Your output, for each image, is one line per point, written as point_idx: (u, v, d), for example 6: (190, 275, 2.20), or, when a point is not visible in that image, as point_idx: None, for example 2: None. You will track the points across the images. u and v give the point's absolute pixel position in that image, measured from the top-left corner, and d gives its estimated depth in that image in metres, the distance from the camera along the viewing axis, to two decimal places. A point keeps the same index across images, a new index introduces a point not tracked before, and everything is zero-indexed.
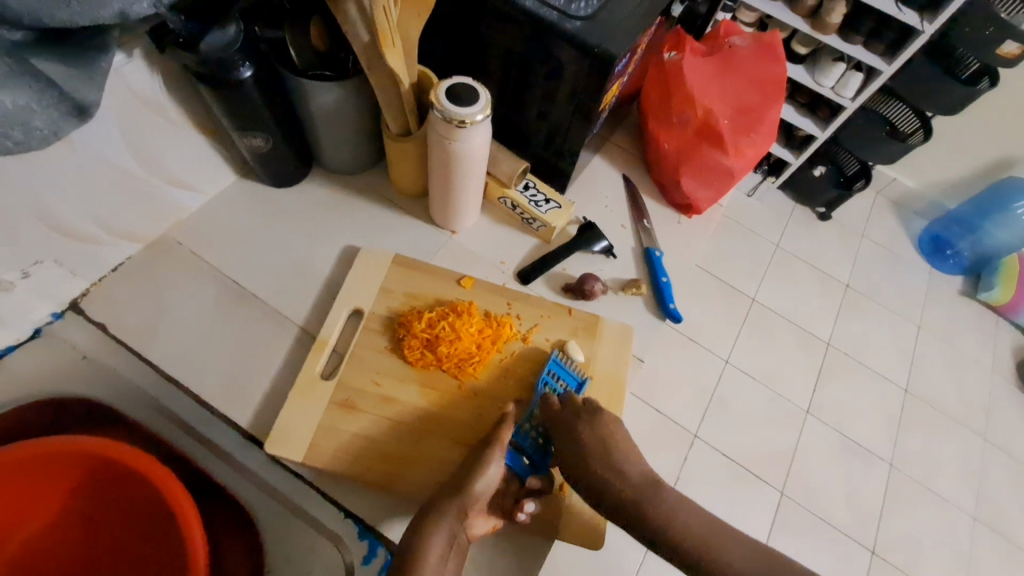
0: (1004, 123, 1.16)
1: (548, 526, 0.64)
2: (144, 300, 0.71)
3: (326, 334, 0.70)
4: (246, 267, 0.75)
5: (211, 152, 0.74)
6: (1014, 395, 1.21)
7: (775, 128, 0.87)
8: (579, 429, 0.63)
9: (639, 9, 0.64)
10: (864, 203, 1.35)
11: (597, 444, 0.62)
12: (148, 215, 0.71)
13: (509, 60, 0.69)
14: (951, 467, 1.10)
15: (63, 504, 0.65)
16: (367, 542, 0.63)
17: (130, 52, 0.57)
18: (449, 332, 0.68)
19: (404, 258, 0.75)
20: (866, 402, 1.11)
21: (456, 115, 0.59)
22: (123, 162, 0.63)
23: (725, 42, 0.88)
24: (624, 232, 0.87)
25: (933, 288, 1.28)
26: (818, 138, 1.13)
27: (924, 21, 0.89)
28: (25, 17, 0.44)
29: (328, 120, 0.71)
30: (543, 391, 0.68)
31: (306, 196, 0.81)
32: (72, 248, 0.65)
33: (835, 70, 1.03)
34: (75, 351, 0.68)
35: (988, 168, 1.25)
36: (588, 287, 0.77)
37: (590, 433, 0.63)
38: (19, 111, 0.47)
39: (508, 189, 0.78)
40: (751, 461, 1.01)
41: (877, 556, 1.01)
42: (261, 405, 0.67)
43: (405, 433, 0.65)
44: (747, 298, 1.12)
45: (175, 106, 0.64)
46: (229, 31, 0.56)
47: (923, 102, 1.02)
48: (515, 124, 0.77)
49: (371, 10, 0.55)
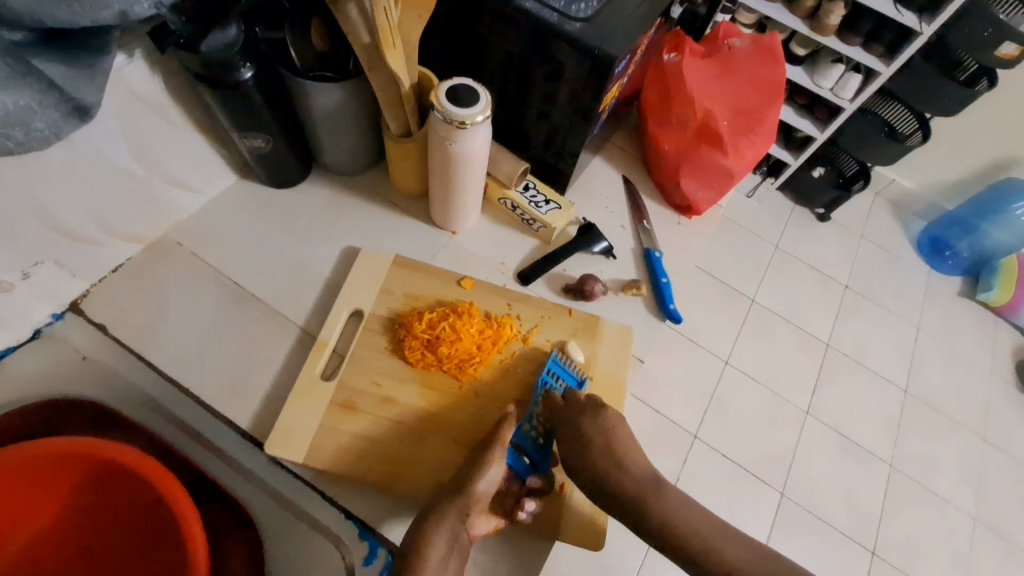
0: (1003, 124, 1.17)
1: (549, 526, 0.64)
2: (144, 301, 0.71)
3: (326, 335, 0.70)
4: (246, 268, 0.75)
5: (212, 153, 0.74)
6: (1013, 396, 1.21)
7: (774, 129, 0.88)
8: (579, 428, 0.63)
9: (639, 10, 0.65)
10: (863, 203, 1.36)
11: (596, 444, 0.62)
12: (148, 216, 0.71)
13: (509, 61, 0.69)
14: (951, 468, 1.11)
15: (62, 505, 0.64)
16: (368, 543, 0.63)
17: (131, 53, 0.57)
18: (449, 332, 0.68)
19: (405, 258, 0.75)
20: (866, 403, 1.11)
21: (457, 116, 0.59)
22: (123, 163, 0.63)
23: (724, 43, 0.88)
24: (624, 232, 0.87)
25: (932, 289, 1.28)
26: (816, 139, 1.13)
27: (922, 23, 0.89)
28: (26, 18, 0.44)
29: (328, 121, 0.71)
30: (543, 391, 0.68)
31: (306, 197, 0.81)
32: (72, 249, 0.65)
33: (833, 72, 1.03)
34: (75, 352, 0.68)
35: (987, 170, 1.25)
36: (589, 287, 0.77)
37: (589, 434, 0.63)
38: (20, 112, 0.47)
39: (508, 190, 0.78)
40: (751, 462, 1.01)
41: (877, 557, 1.01)
42: (262, 407, 0.67)
43: (405, 433, 0.65)
44: (746, 299, 1.13)
45: (175, 108, 0.65)
46: (230, 33, 0.56)
47: (921, 103, 1.02)
48: (515, 125, 0.77)
49: (371, 11, 0.55)
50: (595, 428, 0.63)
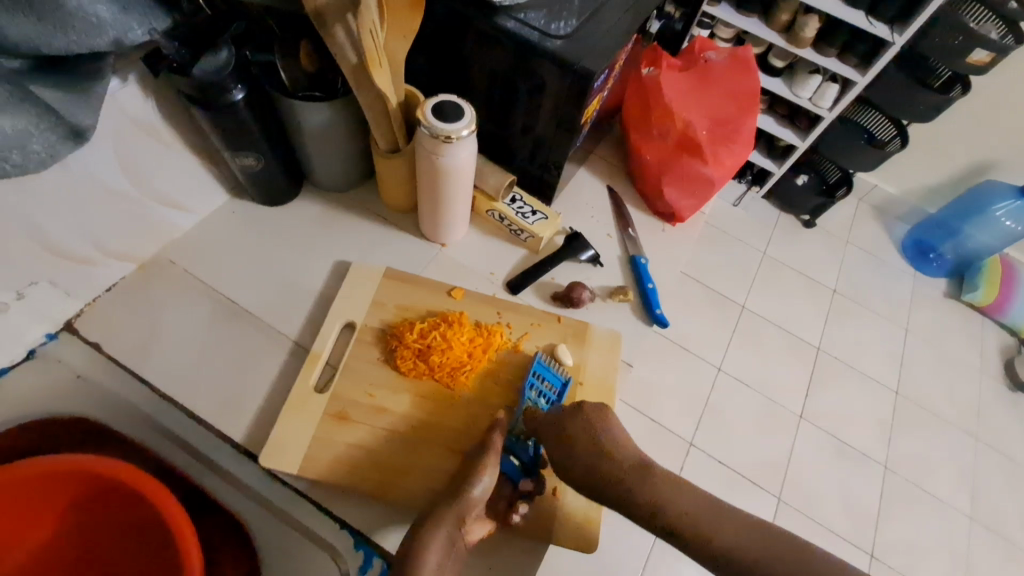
0: (978, 129, 1.20)
1: (543, 530, 0.64)
2: (137, 319, 0.72)
3: (319, 348, 0.71)
4: (239, 285, 0.76)
5: (204, 172, 0.76)
6: (1001, 394, 1.22)
7: (751, 137, 0.90)
8: (566, 414, 0.63)
9: (617, 25, 0.67)
10: (846, 210, 1.38)
11: (585, 425, 0.62)
12: (143, 236, 0.73)
13: (493, 80, 0.71)
14: (946, 469, 1.11)
15: (56, 524, 0.65)
16: (364, 552, 0.64)
17: (125, 77, 0.59)
18: (440, 341, 0.70)
19: (396, 270, 0.77)
20: (857, 404, 1.12)
21: (443, 131, 0.61)
22: (117, 184, 0.65)
23: (701, 57, 0.91)
24: (610, 241, 0.89)
25: (918, 290, 1.30)
26: (798, 147, 1.16)
27: (894, 33, 0.92)
28: (23, 45, 0.46)
29: (318, 138, 0.73)
30: (529, 394, 0.69)
31: (297, 214, 0.82)
32: (67, 269, 0.66)
33: (811, 82, 1.06)
34: (69, 371, 0.69)
35: (966, 173, 1.28)
36: (576, 294, 0.79)
37: (578, 413, 0.63)
38: (19, 135, 0.49)
39: (496, 202, 0.80)
40: (746, 469, 1.01)
41: (876, 559, 1.01)
42: (255, 420, 0.68)
43: (397, 442, 0.66)
44: (736, 306, 1.14)
45: (168, 128, 0.66)
46: (221, 55, 0.58)
47: (898, 111, 1.05)
48: (500, 139, 0.79)
49: (358, 34, 0.57)
50: (579, 416, 0.62)
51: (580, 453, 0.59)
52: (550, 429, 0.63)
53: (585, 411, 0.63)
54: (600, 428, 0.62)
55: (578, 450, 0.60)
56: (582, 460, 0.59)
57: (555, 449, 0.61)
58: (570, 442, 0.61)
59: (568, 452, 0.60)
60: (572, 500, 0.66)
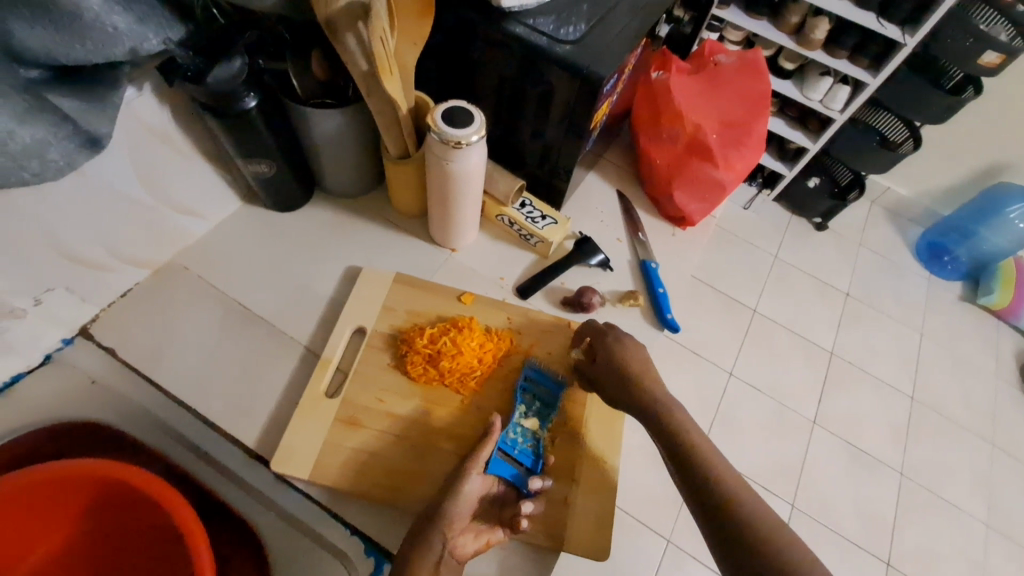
0: (992, 130, 1.19)
1: (553, 537, 0.64)
2: (152, 325, 0.73)
3: (330, 352, 0.71)
4: (251, 291, 0.77)
5: (216, 179, 0.76)
6: (1017, 400, 1.20)
7: (763, 140, 0.91)
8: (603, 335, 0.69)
9: (627, 30, 0.67)
10: (859, 213, 1.37)
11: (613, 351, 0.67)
12: (157, 242, 0.74)
13: (503, 86, 0.72)
14: (961, 475, 1.10)
15: (72, 528, 0.66)
16: (374, 559, 0.63)
17: (141, 86, 0.60)
18: (451, 346, 0.70)
19: (406, 276, 0.77)
20: (871, 408, 1.11)
21: (452, 137, 0.61)
22: (132, 191, 0.65)
23: (711, 60, 0.92)
24: (620, 245, 0.88)
25: (933, 294, 1.29)
26: (809, 150, 1.16)
27: (905, 35, 0.91)
28: (42, 57, 0.47)
29: (329, 145, 0.73)
30: (522, 397, 0.70)
31: (308, 220, 0.83)
32: (84, 274, 0.67)
33: (822, 84, 1.06)
34: (85, 376, 0.70)
35: (979, 175, 1.27)
36: (587, 299, 0.79)
37: (613, 345, 0.68)
38: (37, 145, 0.50)
39: (505, 207, 0.80)
40: (758, 475, 1.00)
41: (892, 567, 0.99)
42: (267, 425, 0.68)
43: (407, 447, 0.66)
44: (748, 310, 1.13)
45: (181, 136, 0.67)
46: (235, 63, 0.58)
47: (911, 112, 1.03)
48: (510, 144, 0.80)
49: (369, 40, 0.57)
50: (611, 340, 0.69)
51: (616, 370, 0.66)
52: (601, 350, 0.68)
53: (620, 343, 0.68)
54: (626, 357, 0.67)
55: (614, 363, 0.67)
56: (616, 377, 0.66)
57: (602, 367, 0.68)
58: (610, 362, 0.67)
59: (606, 364, 0.67)
60: (581, 504, 0.66)
